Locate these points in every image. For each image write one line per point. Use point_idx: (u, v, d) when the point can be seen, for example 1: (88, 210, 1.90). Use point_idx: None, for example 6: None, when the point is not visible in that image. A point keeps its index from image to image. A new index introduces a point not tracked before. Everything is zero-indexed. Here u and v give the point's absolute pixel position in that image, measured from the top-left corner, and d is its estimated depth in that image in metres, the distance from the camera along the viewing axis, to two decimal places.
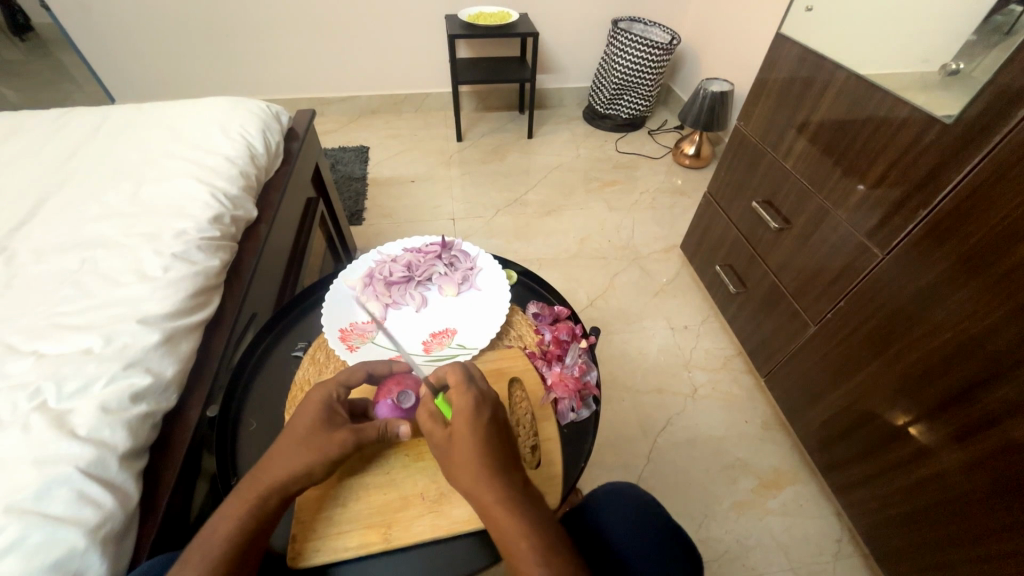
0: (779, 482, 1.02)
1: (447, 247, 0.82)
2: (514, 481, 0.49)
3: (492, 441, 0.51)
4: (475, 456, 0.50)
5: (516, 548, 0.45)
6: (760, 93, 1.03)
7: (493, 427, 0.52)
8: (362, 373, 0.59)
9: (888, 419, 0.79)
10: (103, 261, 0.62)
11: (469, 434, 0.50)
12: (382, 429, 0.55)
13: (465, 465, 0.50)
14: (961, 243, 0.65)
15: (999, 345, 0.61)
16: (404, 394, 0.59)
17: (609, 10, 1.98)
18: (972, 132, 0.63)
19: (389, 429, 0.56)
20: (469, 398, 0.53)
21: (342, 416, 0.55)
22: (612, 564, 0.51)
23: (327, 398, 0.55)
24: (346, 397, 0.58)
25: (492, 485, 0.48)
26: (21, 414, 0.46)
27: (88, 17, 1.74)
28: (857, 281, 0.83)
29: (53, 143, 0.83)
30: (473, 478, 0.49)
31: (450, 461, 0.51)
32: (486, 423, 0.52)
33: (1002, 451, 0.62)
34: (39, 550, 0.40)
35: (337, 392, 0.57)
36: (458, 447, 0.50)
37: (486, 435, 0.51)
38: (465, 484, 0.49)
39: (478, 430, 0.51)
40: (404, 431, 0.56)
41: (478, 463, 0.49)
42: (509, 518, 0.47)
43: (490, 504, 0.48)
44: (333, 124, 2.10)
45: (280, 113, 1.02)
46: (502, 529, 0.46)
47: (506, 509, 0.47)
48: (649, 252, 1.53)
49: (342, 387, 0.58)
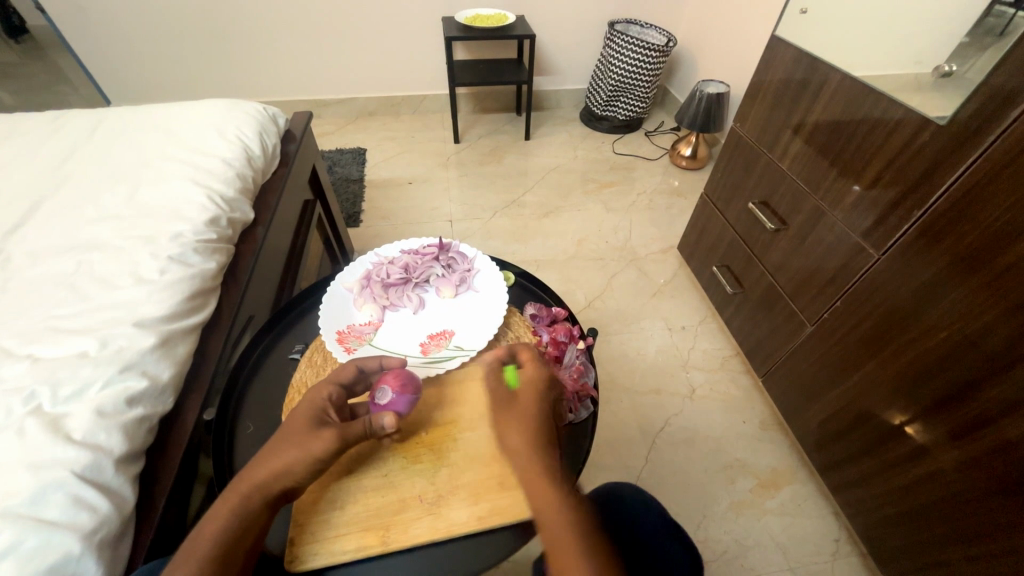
0: (777, 481, 1.02)
1: (445, 248, 0.82)
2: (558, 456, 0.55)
3: (546, 416, 0.57)
4: (531, 425, 0.56)
5: (551, 512, 0.50)
6: (755, 95, 1.04)
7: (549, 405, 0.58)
8: (353, 369, 0.60)
9: (885, 419, 0.79)
10: (99, 264, 0.62)
11: (530, 405, 0.58)
12: (368, 425, 0.55)
13: (518, 431, 0.56)
14: (955, 244, 0.66)
15: (993, 344, 0.61)
16: (379, 390, 0.59)
17: (606, 12, 1.98)
18: (965, 134, 0.64)
19: (373, 423, 0.55)
20: (536, 373, 0.60)
21: (331, 416, 0.55)
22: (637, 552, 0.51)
23: (321, 400, 0.56)
24: (340, 397, 0.58)
25: (539, 455, 0.54)
26: (16, 419, 0.46)
27: (84, 19, 1.73)
28: (852, 280, 0.84)
29: (48, 146, 0.82)
30: (522, 444, 0.55)
31: (505, 426, 0.57)
32: (544, 399, 0.59)
33: (996, 450, 0.63)
34: (34, 556, 0.39)
35: (330, 391, 0.57)
36: (516, 414, 0.57)
37: (542, 409, 0.58)
38: (513, 448, 0.55)
39: (539, 402, 0.58)
40: (386, 421, 0.55)
41: (530, 430, 0.56)
42: (549, 486, 0.52)
43: (534, 469, 0.53)
44: (331, 126, 2.10)
45: (277, 114, 1.02)
46: (541, 493, 0.52)
47: (546, 477, 0.52)
48: (647, 253, 1.53)
49: (337, 388, 0.57)
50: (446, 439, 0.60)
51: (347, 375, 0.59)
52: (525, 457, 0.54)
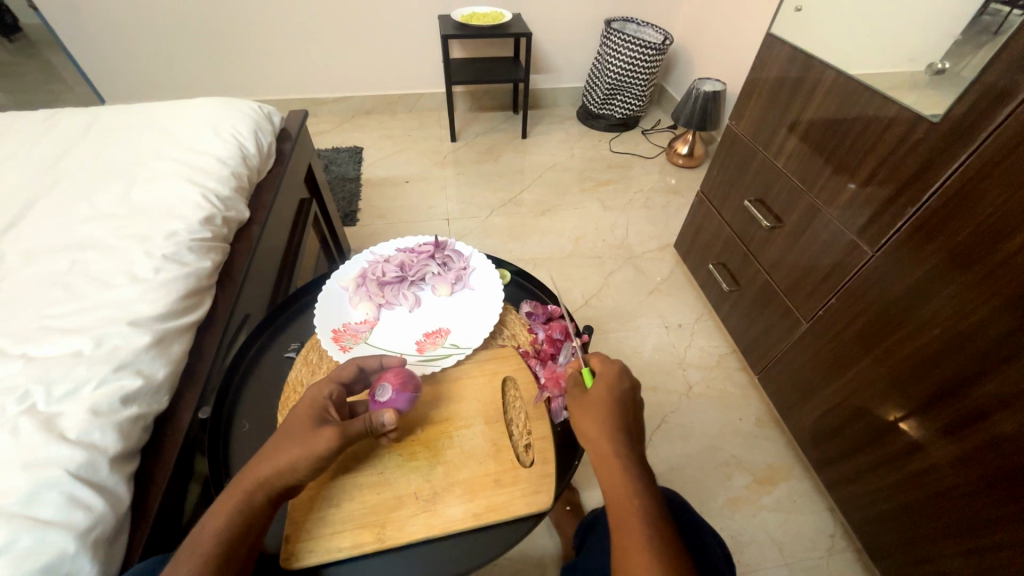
0: (772, 477, 1.03)
1: (441, 247, 0.81)
2: (636, 452, 0.52)
3: (624, 411, 0.55)
4: (607, 418, 0.54)
5: (626, 508, 0.48)
6: (751, 92, 1.04)
7: (628, 401, 0.56)
8: (353, 368, 0.60)
9: (880, 415, 0.79)
10: (93, 263, 0.61)
11: (607, 398, 0.55)
12: (368, 421, 0.55)
13: (594, 423, 0.54)
14: (948, 240, 0.66)
15: (987, 339, 0.62)
16: (379, 388, 0.59)
17: (602, 10, 1.98)
18: (956, 131, 0.64)
19: (374, 420, 0.55)
20: (614, 369, 0.58)
21: (333, 416, 0.55)
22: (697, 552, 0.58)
23: (322, 398, 0.55)
24: (340, 396, 0.58)
25: (614, 449, 0.52)
26: (9, 418, 0.45)
27: (78, 18, 1.72)
28: (847, 277, 0.84)
29: (41, 145, 0.82)
30: (598, 435, 0.53)
31: (580, 416, 0.56)
32: (623, 392, 0.56)
33: (990, 444, 0.63)
34: (28, 555, 0.39)
35: (331, 390, 0.57)
36: (593, 405, 0.55)
37: (621, 404, 0.55)
38: (589, 439, 0.54)
39: (618, 395, 0.56)
40: (387, 417, 0.55)
41: (608, 421, 0.53)
42: (623, 481, 0.50)
43: (607, 460, 0.51)
44: (326, 125, 2.09)
45: (272, 113, 1.01)
46: (615, 487, 0.50)
47: (620, 471, 0.50)
48: (643, 251, 1.54)
49: (337, 387, 0.57)
50: (442, 436, 0.60)
51: (345, 373, 0.60)
52: (600, 448, 0.52)
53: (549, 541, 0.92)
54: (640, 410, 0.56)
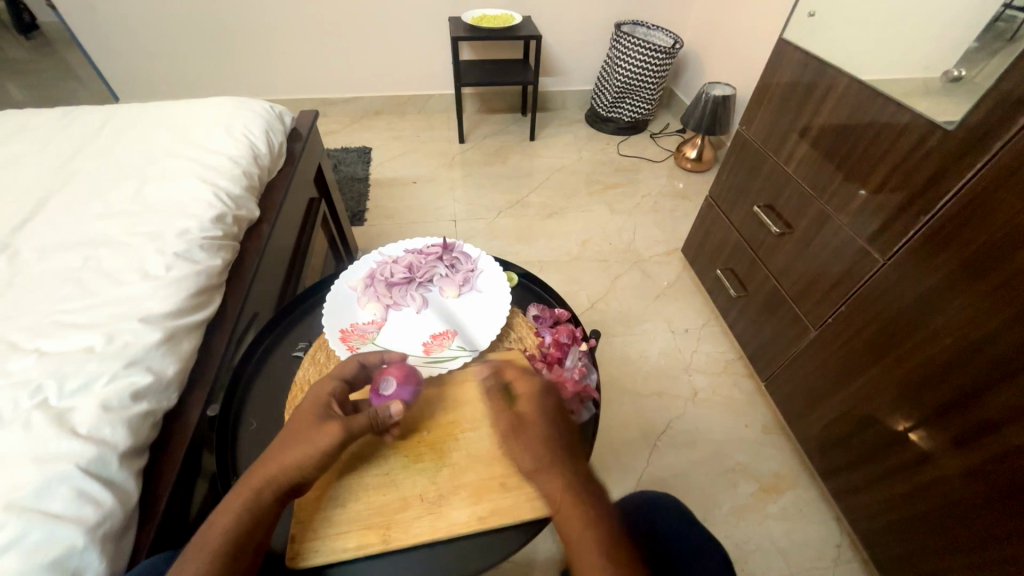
0: (778, 486, 1.02)
1: (448, 249, 0.82)
2: (577, 466, 0.53)
3: (557, 429, 0.55)
4: (544, 442, 0.54)
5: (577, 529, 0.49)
6: (762, 97, 1.03)
7: (556, 416, 0.56)
8: (355, 364, 0.60)
9: (888, 425, 0.79)
10: (106, 260, 0.62)
11: (538, 421, 0.55)
12: (373, 415, 0.55)
13: (531, 452, 0.54)
14: (960, 250, 0.65)
15: (999, 350, 0.61)
16: (384, 382, 0.60)
17: (612, 13, 1.98)
18: (971, 140, 0.63)
19: (380, 412, 0.56)
20: (535, 387, 0.58)
21: (336, 412, 0.55)
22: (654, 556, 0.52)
23: (324, 396, 0.56)
24: (343, 393, 0.58)
25: (558, 471, 0.53)
26: (22, 412, 0.46)
27: (93, 17, 1.75)
28: (857, 285, 0.84)
29: (56, 142, 0.83)
30: (540, 463, 0.53)
31: (517, 447, 0.55)
32: (548, 412, 0.57)
33: (999, 457, 0.62)
34: (38, 550, 0.40)
35: (333, 387, 0.57)
36: (523, 432, 0.55)
37: (551, 423, 0.56)
38: (532, 468, 0.54)
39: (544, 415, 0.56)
40: (393, 408, 0.56)
41: (541, 446, 0.54)
42: (574, 502, 0.51)
43: (555, 484, 0.52)
44: (336, 125, 2.11)
45: (283, 113, 1.02)
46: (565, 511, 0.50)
47: (569, 493, 0.51)
48: (650, 255, 1.53)
49: (340, 383, 0.58)
50: (449, 438, 0.60)
51: (347, 370, 0.59)
52: (545, 475, 0.53)
53: (553, 546, 0.92)
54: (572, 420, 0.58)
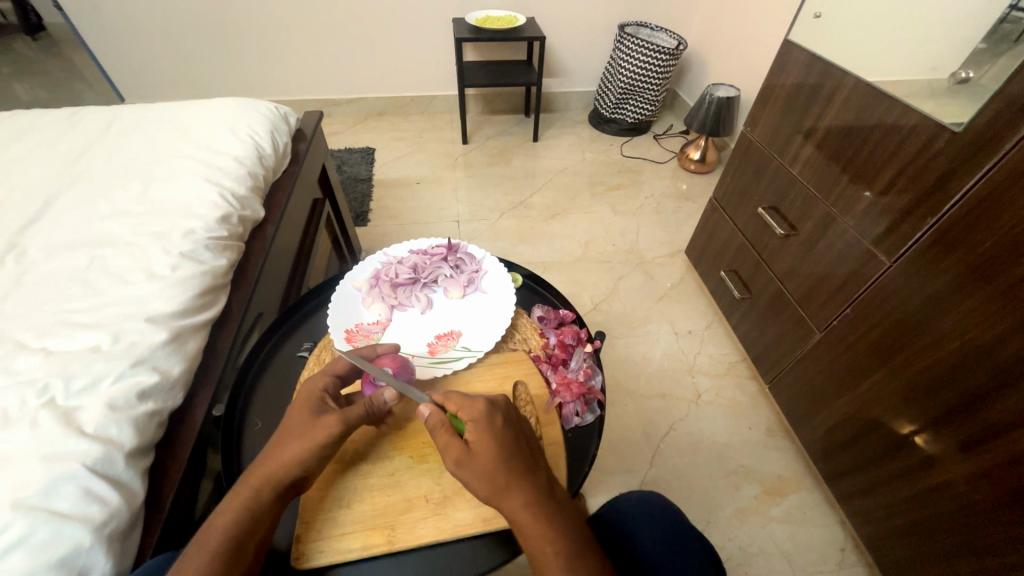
0: (782, 489, 1.01)
1: (454, 249, 0.82)
2: (539, 483, 0.50)
3: (513, 447, 0.50)
4: (502, 465, 0.49)
5: (547, 553, 0.46)
6: (768, 98, 1.03)
7: (510, 433, 0.52)
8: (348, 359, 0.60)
9: (894, 428, 0.78)
10: (112, 260, 0.62)
11: (492, 445, 0.50)
12: (370, 402, 0.56)
13: (489, 480, 0.49)
14: (968, 253, 0.65)
15: (1007, 355, 0.61)
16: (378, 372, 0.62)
17: (616, 14, 1.98)
18: (978, 142, 0.63)
19: (376, 399, 0.57)
20: (482, 406, 0.52)
21: (330, 405, 0.56)
22: (635, 564, 0.51)
23: (317, 391, 0.56)
24: (336, 388, 0.58)
25: (521, 496, 0.48)
26: (30, 411, 0.46)
27: (99, 17, 1.76)
28: (864, 287, 0.83)
29: (63, 142, 0.83)
30: (501, 490, 0.48)
31: (472, 477, 0.49)
32: (500, 430, 0.51)
33: (1008, 462, 0.62)
34: (44, 547, 0.40)
35: (326, 381, 0.57)
36: (479, 461, 0.49)
37: (506, 443, 0.50)
38: (492, 497, 0.49)
39: (500, 438, 0.50)
40: (388, 394, 0.57)
41: (501, 472, 0.49)
42: (542, 525, 0.47)
43: (519, 511, 0.48)
44: (339, 126, 2.11)
45: (288, 113, 1.02)
46: (534, 535, 0.47)
47: (536, 516, 0.48)
48: (653, 257, 1.53)
49: (332, 379, 0.58)
50: None
51: (341, 366, 0.60)
52: (506, 501, 0.48)
53: None
54: (525, 433, 0.54)
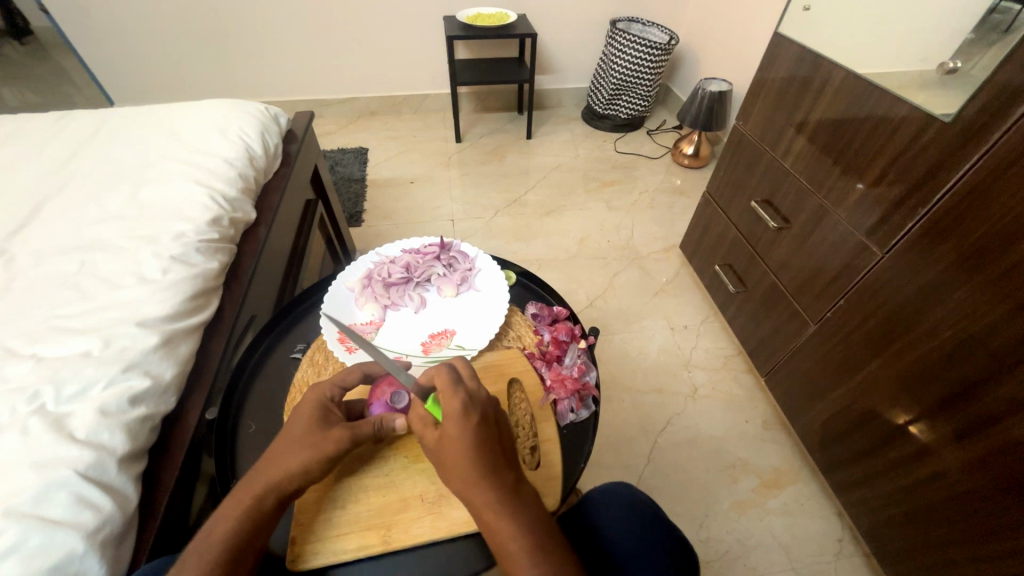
0: (780, 480, 1.02)
1: (446, 248, 0.82)
2: (505, 484, 0.49)
3: (484, 444, 0.50)
4: (469, 460, 0.49)
5: (509, 549, 0.46)
6: (758, 93, 1.04)
7: (484, 430, 0.50)
8: (358, 374, 0.60)
9: (888, 418, 0.79)
10: (102, 264, 0.62)
11: (461, 439, 0.49)
12: (377, 424, 0.55)
13: (458, 471, 0.49)
14: (960, 241, 0.65)
15: (1000, 342, 0.61)
16: (398, 394, 0.60)
17: (608, 10, 1.98)
18: (968, 131, 0.63)
19: (385, 423, 0.55)
20: (458, 400, 0.51)
21: (336, 415, 0.56)
22: (607, 561, 0.51)
23: (323, 399, 0.56)
24: (341, 398, 0.58)
25: (485, 490, 0.48)
26: (20, 418, 0.46)
27: (88, 20, 1.74)
28: (857, 279, 0.83)
29: (52, 145, 0.83)
30: (467, 484, 0.49)
31: (445, 463, 0.50)
32: (473, 426, 0.50)
33: (1001, 450, 0.62)
34: (38, 554, 0.39)
35: (332, 391, 0.57)
36: (450, 452, 0.49)
37: (476, 440, 0.49)
38: (460, 488, 0.49)
39: (468, 433, 0.49)
40: (400, 423, 0.55)
41: (467, 466, 0.49)
42: (505, 520, 0.47)
43: (482, 506, 0.48)
44: (333, 126, 2.10)
45: (279, 114, 1.01)
46: (496, 531, 0.47)
47: (500, 512, 0.47)
48: (649, 252, 1.53)
49: (338, 388, 0.58)
50: None
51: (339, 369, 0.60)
52: (471, 496, 0.48)
53: None
54: (502, 430, 0.53)
